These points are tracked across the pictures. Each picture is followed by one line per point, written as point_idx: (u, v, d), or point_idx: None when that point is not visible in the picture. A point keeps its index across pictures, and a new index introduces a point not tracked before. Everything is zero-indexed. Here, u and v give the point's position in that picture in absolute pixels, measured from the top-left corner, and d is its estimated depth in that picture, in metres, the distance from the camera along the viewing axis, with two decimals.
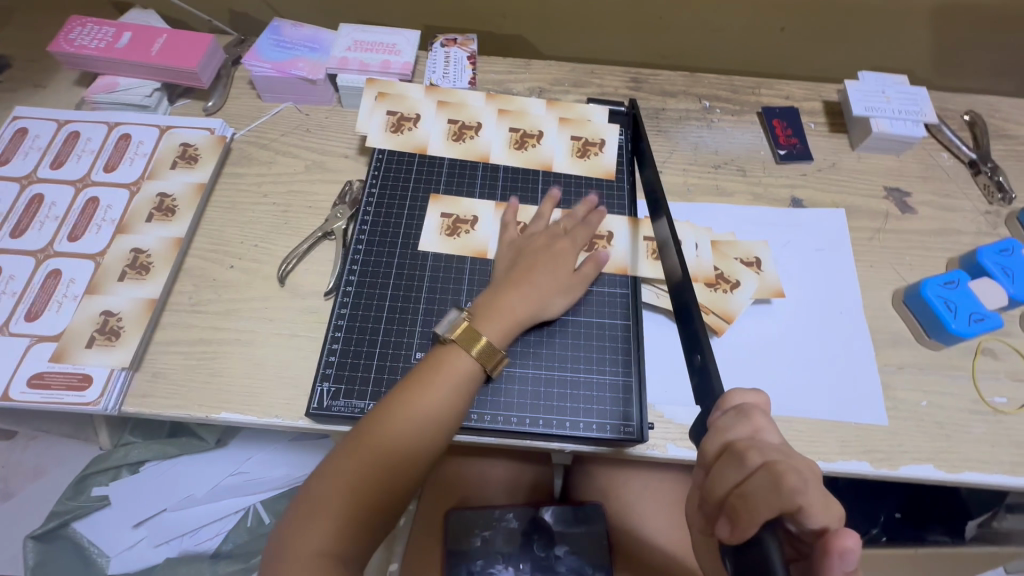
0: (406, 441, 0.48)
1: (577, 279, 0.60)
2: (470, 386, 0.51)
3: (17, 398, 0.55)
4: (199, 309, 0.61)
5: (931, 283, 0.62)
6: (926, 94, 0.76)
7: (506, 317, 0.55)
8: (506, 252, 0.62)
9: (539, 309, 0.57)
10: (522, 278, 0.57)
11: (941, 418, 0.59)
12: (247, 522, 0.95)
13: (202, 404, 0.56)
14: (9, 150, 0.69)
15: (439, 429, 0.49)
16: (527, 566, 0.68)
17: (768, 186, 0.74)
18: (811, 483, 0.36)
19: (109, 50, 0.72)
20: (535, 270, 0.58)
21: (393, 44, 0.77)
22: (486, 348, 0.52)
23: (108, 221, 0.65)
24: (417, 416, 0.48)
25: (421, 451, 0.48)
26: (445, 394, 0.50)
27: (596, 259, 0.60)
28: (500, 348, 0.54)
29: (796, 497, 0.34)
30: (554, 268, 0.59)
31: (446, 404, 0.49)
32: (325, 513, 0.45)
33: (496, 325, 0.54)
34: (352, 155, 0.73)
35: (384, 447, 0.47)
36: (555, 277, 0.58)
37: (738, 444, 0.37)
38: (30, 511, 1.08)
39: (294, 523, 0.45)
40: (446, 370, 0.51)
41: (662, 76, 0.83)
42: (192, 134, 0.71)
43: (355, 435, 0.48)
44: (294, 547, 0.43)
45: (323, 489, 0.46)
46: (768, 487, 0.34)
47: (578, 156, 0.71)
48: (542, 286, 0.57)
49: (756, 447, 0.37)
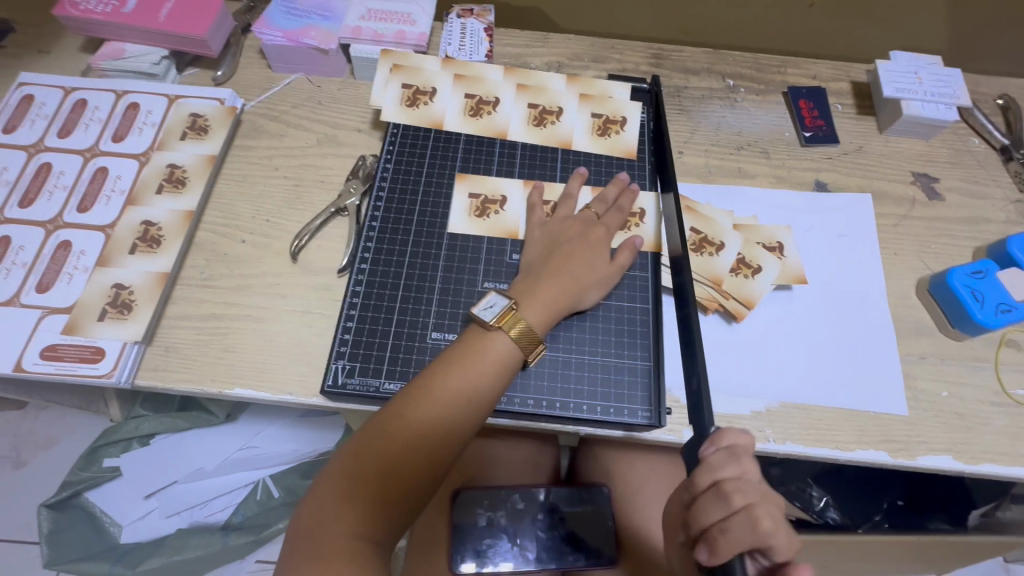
0: (443, 423, 0.48)
1: (613, 268, 0.59)
2: (507, 371, 0.51)
3: (29, 369, 0.54)
4: (211, 284, 0.60)
5: (957, 272, 0.61)
6: (960, 76, 0.73)
7: (539, 303, 0.54)
8: (539, 236, 0.61)
9: (575, 299, 0.56)
10: (557, 268, 0.56)
11: (961, 409, 0.58)
12: (256, 496, 0.96)
13: (216, 379, 0.56)
14: (15, 117, 0.68)
15: (476, 413, 0.49)
16: (534, 547, 0.67)
17: (792, 169, 0.72)
18: (781, 520, 0.41)
19: (116, 14, 0.70)
20: (571, 258, 0.57)
21: (408, 13, 0.75)
22: (524, 331, 0.52)
23: (118, 192, 0.64)
24: (456, 398, 0.48)
25: (458, 434, 0.48)
26: (483, 378, 0.49)
27: (631, 245, 0.60)
28: (540, 334, 0.53)
29: (768, 538, 0.39)
30: (588, 257, 0.58)
31: (484, 388, 0.49)
32: (358, 496, 0.44)
33: (534, 313, 0.53)
34: (365, 129, 0.71)
35: (421, 428, 0.47)
36: (593, 266, 0.58)
37: (726, 484, 0.41)
38: (41, 479, 1.09)
39: (322, 505, 0.44)
40: (484, 354, 0.50)
41: (684, 52, 0.80)
42: (201, 104, 0.69)
43: (392, 412, 0.47)
44: (323, 531, 0.43)
45: (356, 469, 0.45)
46: (745, 528, 0.39)
47: (598, 134, 0.69)
48: (577, 275, 0.56)
49: (742, 489, 0.41)
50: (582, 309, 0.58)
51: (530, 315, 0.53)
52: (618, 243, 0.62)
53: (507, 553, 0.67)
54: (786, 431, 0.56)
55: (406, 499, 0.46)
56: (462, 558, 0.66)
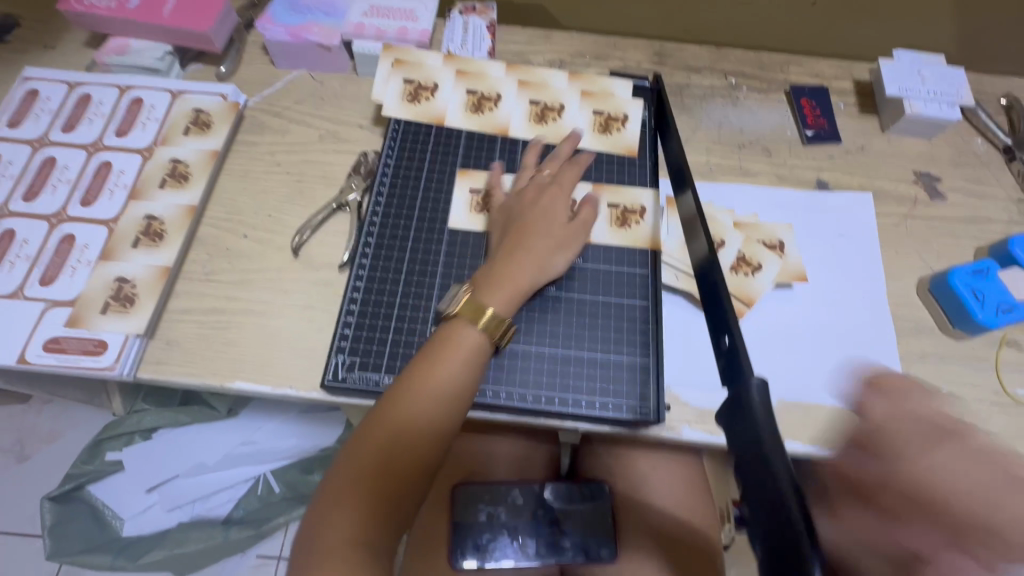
0: (422, 421, 0.48)
1: (573, 227, 0.59)
2: (478, 361, 0.51)
3: (33, 361, 0.55)
4: (213, 278, 0.61)
5: (958, 271, 0.61)
6: (964, 76, 0.73)
7: (504, 280, 0.54)
8: (499, 216, 0.61)
9: (543, 269, 0.56)
10: (521, 243, 0.56)
11: (961, 408, 0.58)
12: (257, 492, 0.98)
13: (217, 373, 0.56)
14: (20, 111, 0.68)
15: (453, 406, 0.49)
16: (534, 543, 0.67)
17: (793, 167, 0.72)
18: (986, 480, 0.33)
19: (121, 9, 0.70)
20: (529, 237, 0.57)
21: (411, 10, 0.75)
22: (486, 315, 0.52)
23: (121, 187, 0.64)
24: (430, 394, 0.48)
25: (438, 429, 0.48)
26: (455, 371, 0.49)
27: (591, 202, 0.61)
28: (508, 317, 0.53)
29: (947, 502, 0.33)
30: (546, 234, 0.58)
31: (456, 381, 0.49)
32: (353, 501, 0.44)
33: (496, 297, 0.53)
34: (368, 125, 0.72)
35: (401, 428, 0.47)
36: (553, 232, 0.58)
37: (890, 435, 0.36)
38: (45, 472, 1.10)
39: (320, 514, 0.44)
40: (454, 347, 0.50)
41: (687, 50, 0.80)
42: (205, 99, 0.70)
43: (374, 416, 0.48)
44: (322, 539, 0.43)
45: (347, 474, 0.45)
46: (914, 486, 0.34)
47: (600, 131, 0.69)
48: (533, 256, 0.56)
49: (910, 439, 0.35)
50: (547, 284, 0.58)
51: (494, 299, 0.53)
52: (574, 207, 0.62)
53: (507, 548, 0.67)
54: (785, 428, 0.56)
55: (400, 496, 0.46)
56: (462, 553, 0.66)
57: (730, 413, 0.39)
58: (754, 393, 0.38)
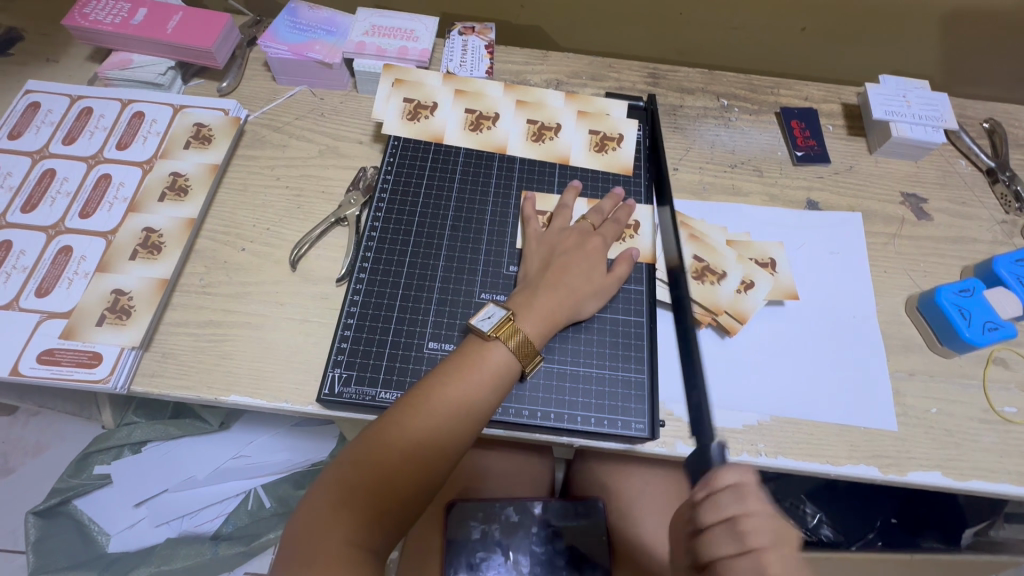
0: (441, 432, 0.48)
1: (611, 279, 0.60)
2: (503, 381, 0.51)
3: (26, 373, 0.54)
4: (210, 291, 0.61)
5: (946, 290, 0.62)
6: (948, 100, 0.75)
7: (538, 311, 0.55)
8: (538, 247, 0.61)
9: (574, 310, 0.57)
10: (556, 278, 0.57)
11: (950, 425, 0.59)
12: (248, 505, 0.96)
13: (212, 386, 0.56)
14: (21, 124, 0.69)
15: (472, 422, 0.49)
16: (528, 558, 0.68)
17: (784, 187, 0.73)
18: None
19: (124, 25, 0.71)
20: (568, 268, 0.58)
21: (411, 30, 0.76)
22: (522, 343, 0.53)
23: (120, 199, 0.64)
24: (453, 408, 0.49)
25: (453, 443, 0.48)
26: (481, 388, 0.50)
27: (628, 257, 0.61)
28: (537, 347, 0.54)
29: None
30: (585, 267, 0.59)
31: (480, 399, 0.50)
32: (356, 503, 0.44)
33: (533, 324, 0.54)
34: (367, 142, 0.73)
35: (418, 437, 0.47)
36: (589, 277, 0.59)
37: (740, 521, 0.39)
38: (32, 486, 1.08)
39: (319, 511, 0.44)
40: (481, 364, 0.51)
41: (680, 72, 0.82)
42: (205, 114, 0.71)
43: (389, 421, 0.48)
44: (317, 537, 0.43)
45: (353, 476, 0.45)
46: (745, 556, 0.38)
47: (595, 150, 0.70)
48: (575, 287, 0.57)
49: (759, 530, 0.39)
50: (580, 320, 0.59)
51: (528, 326, 0.54)
52: (615, 254, 0.64)
53: (501, 566, 0.67)
54: (777, 444, 0.57)
55: (401, 508, 0.46)
56: (455, 571, 0.66)
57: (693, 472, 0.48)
58: (710, 454, 0.48)
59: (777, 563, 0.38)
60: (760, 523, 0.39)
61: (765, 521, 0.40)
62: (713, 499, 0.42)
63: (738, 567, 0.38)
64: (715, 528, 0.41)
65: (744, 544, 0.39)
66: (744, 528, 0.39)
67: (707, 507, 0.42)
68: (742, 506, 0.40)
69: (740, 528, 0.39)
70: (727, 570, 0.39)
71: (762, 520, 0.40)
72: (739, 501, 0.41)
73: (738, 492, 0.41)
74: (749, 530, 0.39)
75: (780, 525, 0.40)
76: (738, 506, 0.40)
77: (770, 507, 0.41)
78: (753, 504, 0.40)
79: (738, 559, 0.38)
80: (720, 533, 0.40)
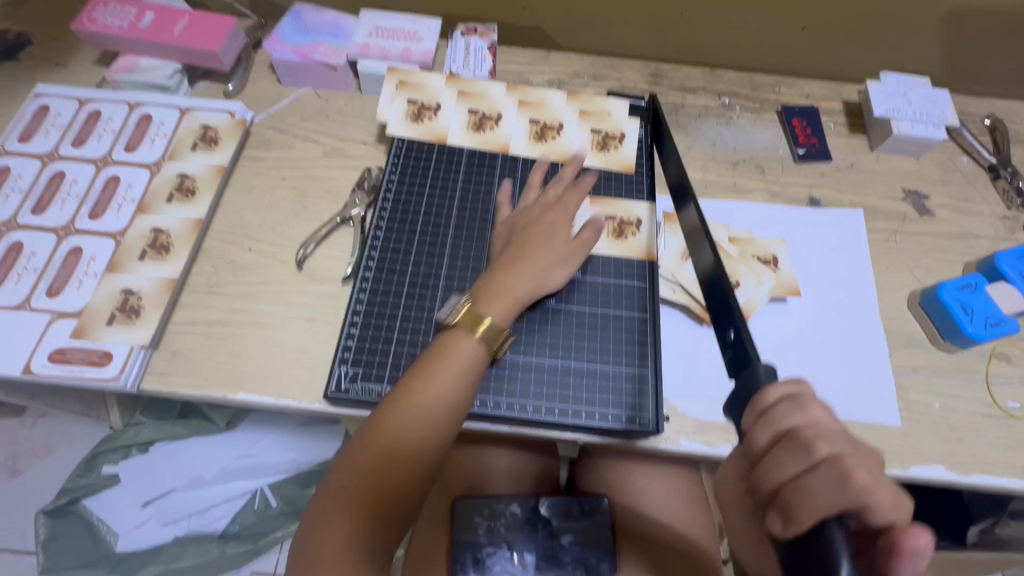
0: (418, 429, 0.48)
1: (573, 246, 0.61)
2: (474, 371, 0.51)
3: (37, 372, 0.55)
4: (218, 291, 0.62)
5: (948, 285, 0.63)
6: (948, 97, 0.75)
7: (500, 290, 0.55)
8: (501, 230, 0.62)
9: (540, 283, 0.57)
10: (517, 255, 0.58)
11: (953, 420, 0.59)
12: (255, 505, 0.98)
13: (220, 384, 0.57)
14: (30, 127, 0.70)
15: (448, 414, 0.49)
16: (533, 555, 0.68)
17: (786, 185, 0.74)
18: (880, 479, 0.35)
19: (132, 30, 0.72)
20: (532, 246, 0.59)
21: (415, 31, 0.77)
22: (484, 327, 0.52)
23: (129, 201, 0.65)
24: (426, 405, 0.49)
25: (437, 436, 0.49)
26: (453, 381, 0.50)
27: (593, 224, 0.62)
28: (504, 328, 0.54)
29: (863, 495, 0.33)
30: (547, 240, 0.60)
31: (454, 391, 0.50)
32: (348, 508, 0.46)
33: (498, 306, 0.54)
34: (371, 142, 0.73)
35: (396, 437, 0.48)
36: (551, 248, 0.59)
37: (803, 432, 0.36)
38: (41, 486, 1.09)
39: (318, 520, 0.46)
40: (450, 357, 0.51)
41: (682, 71, 0.83)
42: (212, 116, 0.71)
43: (371, 428, 0.48)
44: (319, 543, 0.45)
45: (343, 485, 0.47)
46: (831, 479, 0.34)
47: (598, 149, 0.71)
48: (539, 262, 0.58)
49: (824, 437, 0.36)
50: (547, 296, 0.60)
51: (492, 310, 0.54)
52: (576, 230, 0.64)
53: (506, 562, 0.68)
54: None
55: (397, 506, 0.47)
56: (462, 568, 0.66)
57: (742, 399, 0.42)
58: (761, 376, 0.41)
59: (858, 469, 0.34)
60: (825, 430, 0.36)
61: (831, 431, 0.36)
62: (766, 417, 0.38)
63: (812, 482, 0.34)
64: (776, 444, 0.37)
65: (812, 457, 0.35)
66: (811, 437, 0.36)
67: (764, 426, 0.38)
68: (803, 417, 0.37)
69: (805, 442, 0.35)
70: (793, 491, 0.35)
71: (826, 428, 0.36)
72: (797, 412, 0.37)
73: (795, 401, 0.38)
74: (816, 439, 0.36)
75: (847, 435, 0.36)
76: (796, 416, 0.37)
77: (834, 418, 0.38)
78: (815, 411, 0.37)
79: (801, 476, 0.35)
80: (783, 449, 0.36)
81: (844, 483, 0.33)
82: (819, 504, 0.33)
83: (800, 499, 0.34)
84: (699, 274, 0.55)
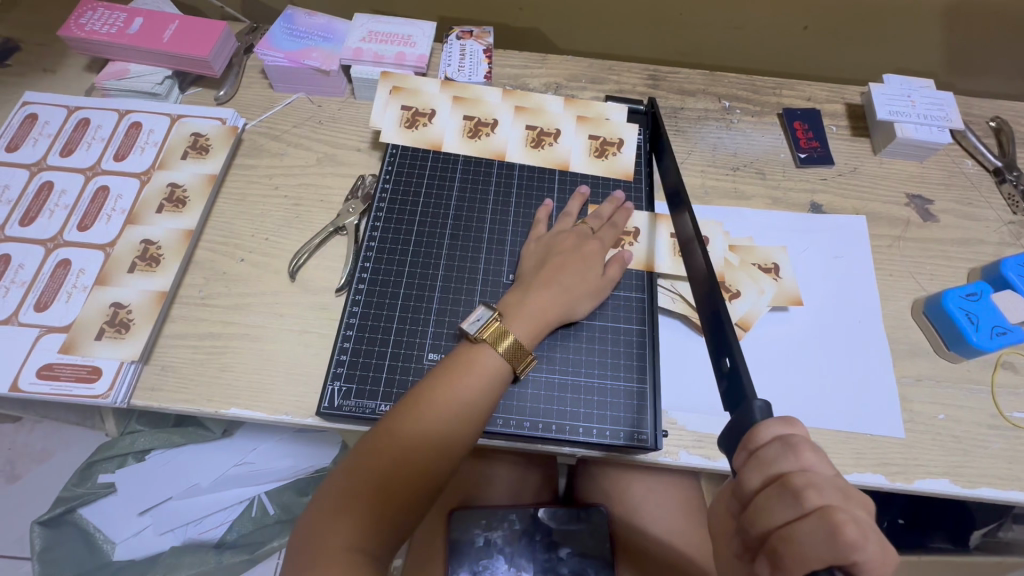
0: (433, 436, 0.47)
1: (605, 281, 0.59)
2: (495, 383, 0.51)
3: (25, 389, 0.54)
4: (209, 303, 0.60)
5: (952, 294, 0.61)
6: (953, 99, 0.74)
7: (528, 312, 0.54)
8: (534, 249, 0.61)
9: (568, 312, 0.57)
10: (548, 278, 0.57)
11: (958, 432, 0.58)
12: (251, 512, 0.95)
13: (211, 400, 0.56)
14: (18, 136, 0.68)
15: (464, 425, 0.49)
16: (531, 568, 0.67)
17: (787, 190, 0.73)
18: (873, 536, 0.32)
19: (120, 35, 0.71)
20: (561, 272, 0.57)
21: (409, 36, 0.76)
22: (512, 345, 0.52)
23: (118, 211, 0.64)
24: (444, 411, 0.48)
25: (451, 446, 0.48)
26: (472, 390, 0.49)
27: (621, 259, 0.61)
28: (529, 347, 0.54)
29: (852, 551, 0.31)
30: (581, 269, 0.58)
31: (472, 401, 0.49)
32: (354, 509, 0.44)
33: (521, 327, 0.54)
34: (365, 149, 0.72)
35: (410, 441, 0.47)
36: (584, 277, 0.58)
37: (791, 478, 0.35)
38: (37, 494, 1.08)
39: (319, 519, 0.44)
40: (470, 366, 0.51)
41: (681, 74, 0.82)
42: (203, 123, 0.70)
43: (383, 430, 0.47)
44: (319, 544, 0.43)
45: (349, 485, 0.45)
46: (819, 532, 0.32)
47: (595, 156, 0.70)
48: (569, 287, 0.57)
49: (816, 487, 0.34)
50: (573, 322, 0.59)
51: (518, 329, 0.53)
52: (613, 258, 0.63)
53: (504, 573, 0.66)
54: None
55: (399, 515, 0.45)
56: None
57: (734, 434, 0.41)
58: (755, 414, 0.40)
59: (850, 522, 0.32)
60: (819, 480, 0.34)
61: (826, 478, 0.34)
62: (757, 459, 0.37)
63: (801, 530, 0.32)
64: (767, 488, 0.36)
65: (802, 506, 0.33)
66: (800, 485, 0.34)
67: (755, 469, 0.37)
68: (795, 463, 0.36)
69: (796, 489, 0.34)
70: (783, 540, 0.33)
71: (819, 477, 0.34)
72: (791, 455, 0.36)
73: (786, 446, 0.36)
74: (805, 488, 0.34)
75: (843, 483, 0.35)
76: (789, 462, 0.36)
77: (830, 466, 0.36)
78: (807, 458, 0.35)
79: (791, 524, 0.33)
80: (773, 494, 0.35)
81: (835, 535, 0.31)
82: (808, 557, 0.31)
83: (788, 546, 0.32)
84: (707, 298, 0.51)
